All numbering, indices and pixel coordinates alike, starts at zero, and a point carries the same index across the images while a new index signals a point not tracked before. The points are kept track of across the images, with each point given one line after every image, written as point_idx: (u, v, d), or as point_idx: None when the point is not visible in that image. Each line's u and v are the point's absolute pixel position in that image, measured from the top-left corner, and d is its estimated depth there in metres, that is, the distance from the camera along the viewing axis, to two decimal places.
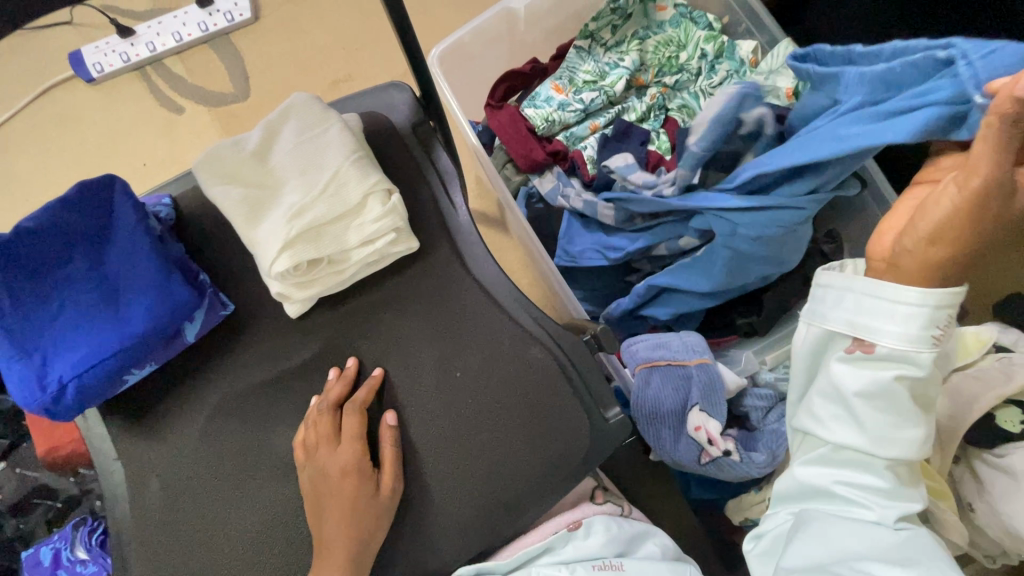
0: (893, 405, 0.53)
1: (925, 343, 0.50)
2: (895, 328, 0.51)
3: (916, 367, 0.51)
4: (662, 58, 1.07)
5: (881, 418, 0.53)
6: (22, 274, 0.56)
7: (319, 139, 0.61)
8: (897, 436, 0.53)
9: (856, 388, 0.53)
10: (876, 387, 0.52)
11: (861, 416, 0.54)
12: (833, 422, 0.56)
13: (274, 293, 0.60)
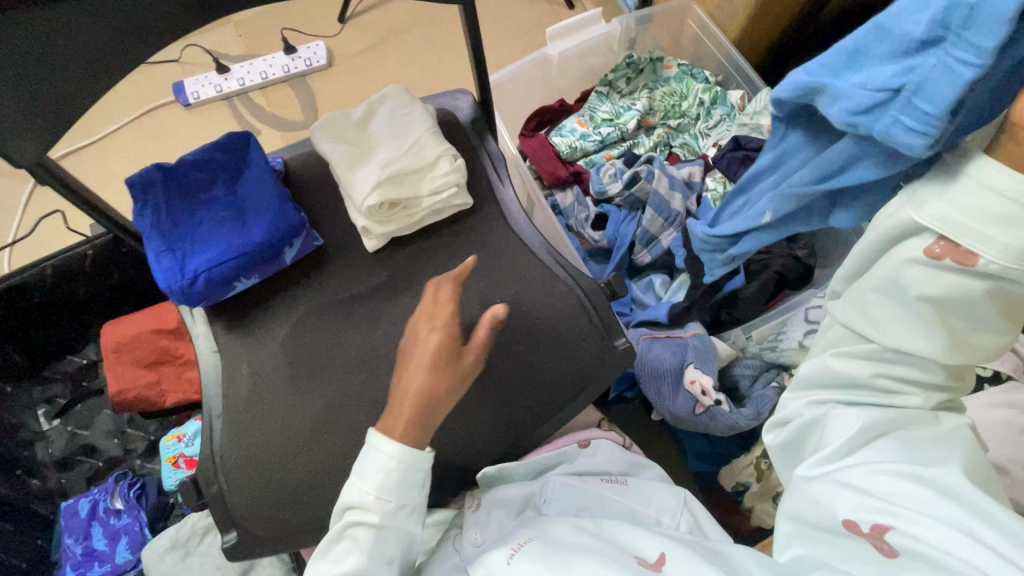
0: (959, 310, 0.44)
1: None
2: (983, 225, 0.40)
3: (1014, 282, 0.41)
4: (667, 105, 1.31)
5: (934, 316, 0.46)
6: (180, 193, 0.75)
7: (407, 116, 0.81)
8: (968, 343, 0.46)
9: (903, 284, 0.46)
10: (935, 290, 0.44)
11: (895, 328, 0.48)
12: (887, 325, 0.48)
13: (360, 226, 0.78)
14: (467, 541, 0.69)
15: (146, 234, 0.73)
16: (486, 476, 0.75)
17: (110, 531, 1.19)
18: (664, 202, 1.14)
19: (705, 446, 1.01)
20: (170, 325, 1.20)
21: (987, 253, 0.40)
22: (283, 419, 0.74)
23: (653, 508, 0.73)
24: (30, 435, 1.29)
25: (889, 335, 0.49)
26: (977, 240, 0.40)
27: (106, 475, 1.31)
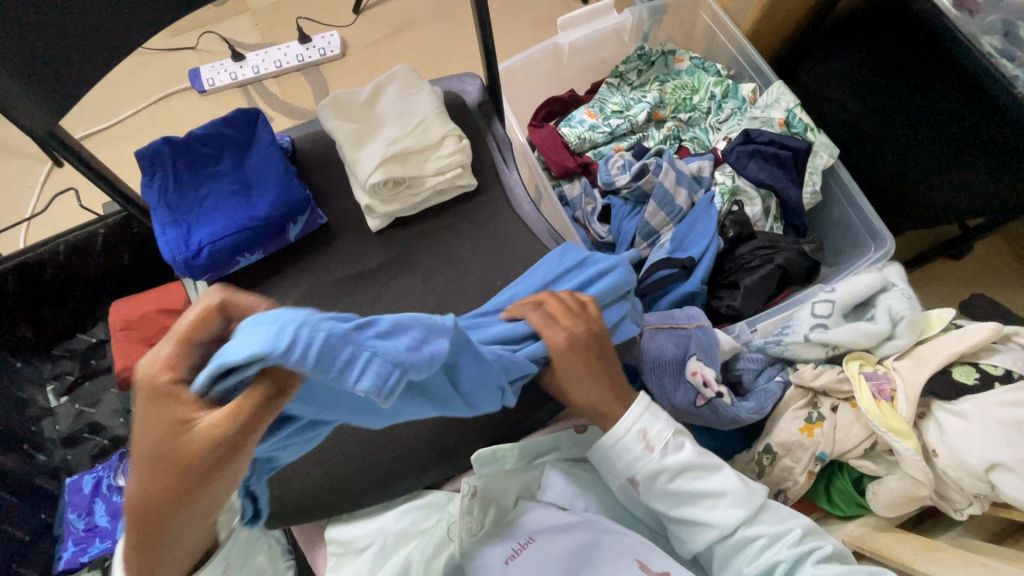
0: (700, 475, 0.66)
1: (653, 446, 0.65)
2: (636, 457, 0.65)
3: (671, 457, 0.65)
4: (678, 98, 1.30)
5: (704, 489, 0.66)
6: (187, 166, 0.75)
7: (414, 96, 0.81)
8: (722, 504, 0.66)
9: (670, 496, 0.66)
10: (681, 484, 0.65)
11: (697, 513, 0.66)
12: (699, 527, 0.66)
13: (363, 204, 0.78)
14: (461, 529, 0.67)
15: (152, 205, 0.74)
16: (482, 458, 0.70)
17: (111, 508, 1.19)
18: (668, 195, 1.13)
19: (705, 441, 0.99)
20: (176, 305, 1.21)
21: (659, 453, 0.65)
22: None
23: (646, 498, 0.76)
24: (38, 410, 1.30)
25: (700, 527, 0.66)
26: (644, 454, 0.65)
27: (110, 453, 1.31)
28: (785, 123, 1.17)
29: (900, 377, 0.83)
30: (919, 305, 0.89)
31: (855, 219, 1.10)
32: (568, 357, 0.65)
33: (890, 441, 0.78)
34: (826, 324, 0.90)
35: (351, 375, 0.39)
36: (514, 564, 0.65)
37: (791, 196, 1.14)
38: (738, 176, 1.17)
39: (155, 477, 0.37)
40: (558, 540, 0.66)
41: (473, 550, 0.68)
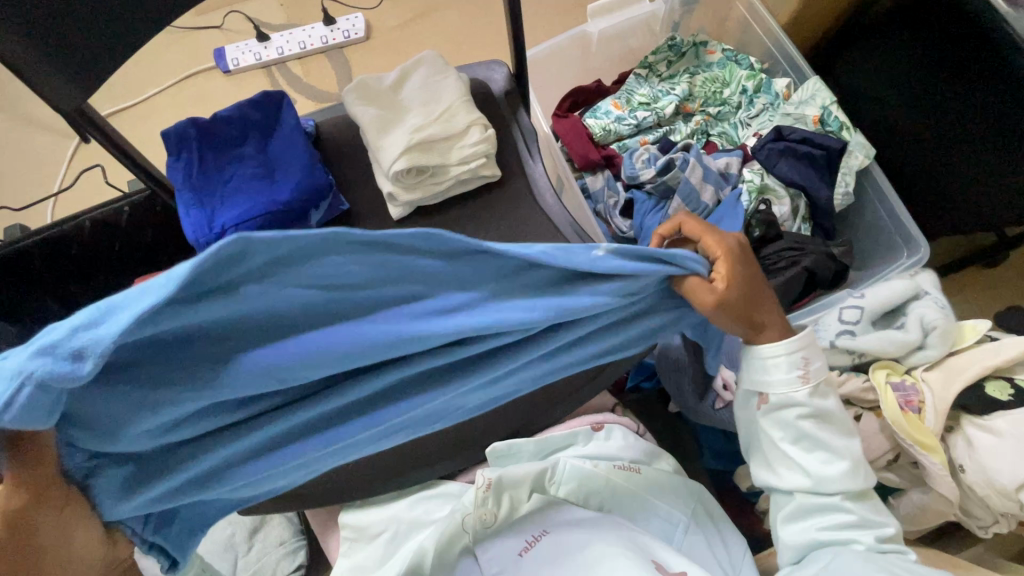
0: (831, 429, 0.67)
1: (799, 382, 0.65)
2: (784, 379, 0.65)
3: (803, 404, 0.65)
4: (708, 92, 1.27)
5: (829, 444, 0.67)
6: (212, 148, 0.75)
7: (440, 83, 0.80)
8: (837, 467, 0.67)
9: (790, 431, 0.67)
10: (812, 426, 0.66)
11: (805, 459, 0.68)
12: (786, 474, 0.69)
13: (386, 192, 0.78)
14: (474, 519, 0.69)
15: (177, 187, 0.74)
16: (495, 452, 0.73)
17: None
18: (694, 192, 1.12)
19: (721, 445, 0.98)
20: None
21: (808, 389, 0.65)
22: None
23: (664, 501, 0.72)
24: None
25: (798, 470, 0.68)
26: (793, 381, 0.65)
27: None
28: (819, 120, 1.14)
29: (929, 390, 0.80)
30: (952, 315, 0.85)
31: (890, 224, 1.07)
32: (724, 265, 0.59)
33: (916, 454, 0.76)
34: (853, 331, 0.88)
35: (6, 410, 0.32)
36: None
37: (821, 198, 1.10)
38: (767, 174, 1.14)
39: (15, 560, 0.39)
40: None
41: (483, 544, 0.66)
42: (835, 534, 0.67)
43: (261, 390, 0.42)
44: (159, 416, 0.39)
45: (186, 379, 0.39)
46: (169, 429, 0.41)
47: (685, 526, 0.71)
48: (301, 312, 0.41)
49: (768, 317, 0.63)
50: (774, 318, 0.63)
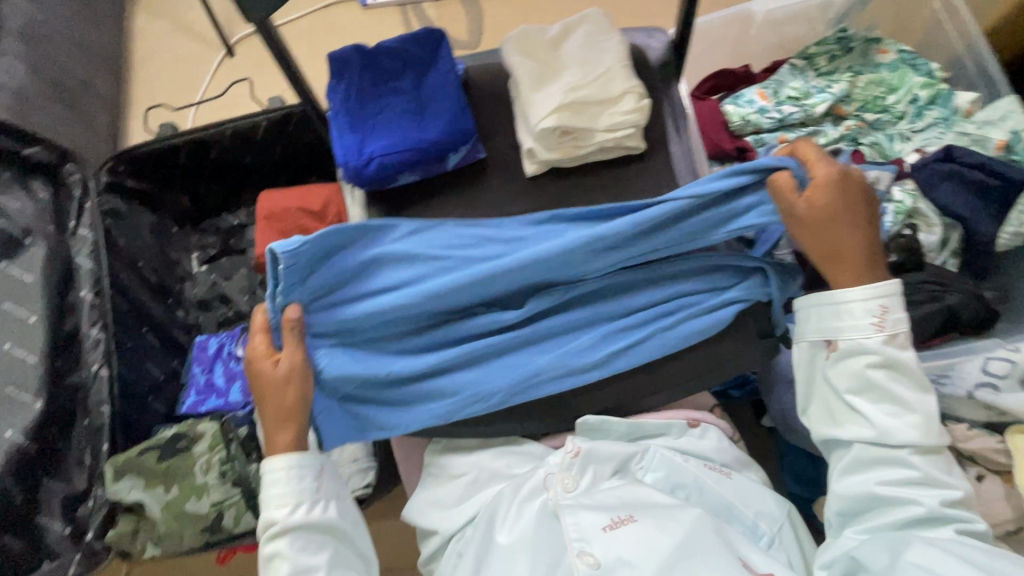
0: (903, 382, 0.66)
1: (871, 329, 0.66)
2: (853, 323, 0.67)
3: (872, 352, 0.66)
4: (869, 95, 1.15)
5: (899, 397, 0.65)
6: (371, 77, 0.77)
7: (603, 43, 0.78)
8: (905, 421, 0.65)
9: (857, 379, 0.66)
10: (881, 378, 0.65)
11: (869, 409, 0.66)
12: (847, 423, 0.67)
13: (526, 147, 0.77)
14: (558, 482, 0.69)
15: (334, 110, 0.77)
16: (586, 424, 0.74)
17: (228, 371, 1.30)
18: None
19: (809, 472, 0.93)
20: (314, 207, 1.29)
21: (881, 338, 0.66)
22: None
23: (751, 510, 0.70)
24: (183, 272, 1.46)
25: (861, 418, 0.66)
26: (864, 327, 0.66)
27: (232, 325, 1.45)
28: (1004, 146, 1.02)
29: None
30: None
31: None
32: (816, 197, 0.68)
33: None
34: (997, 386, 0.79)
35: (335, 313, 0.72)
36: (611, 534, 0.63)
37: (981, 233, 0.99)
38: (921, 197, 1.03)
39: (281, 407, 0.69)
40: (659, 523, 0.63)
41: (568, 508, 0.66)
42: (896, 491, 0.63)
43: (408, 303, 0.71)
44: (368, 304, 0.71)
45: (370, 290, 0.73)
46: (346, 325, 0.71)
47: (769, 538, 0.69)
48: (444, 249, 0.73)
49: (846, 266, 0.68)
50: (860, 260, 0.67)
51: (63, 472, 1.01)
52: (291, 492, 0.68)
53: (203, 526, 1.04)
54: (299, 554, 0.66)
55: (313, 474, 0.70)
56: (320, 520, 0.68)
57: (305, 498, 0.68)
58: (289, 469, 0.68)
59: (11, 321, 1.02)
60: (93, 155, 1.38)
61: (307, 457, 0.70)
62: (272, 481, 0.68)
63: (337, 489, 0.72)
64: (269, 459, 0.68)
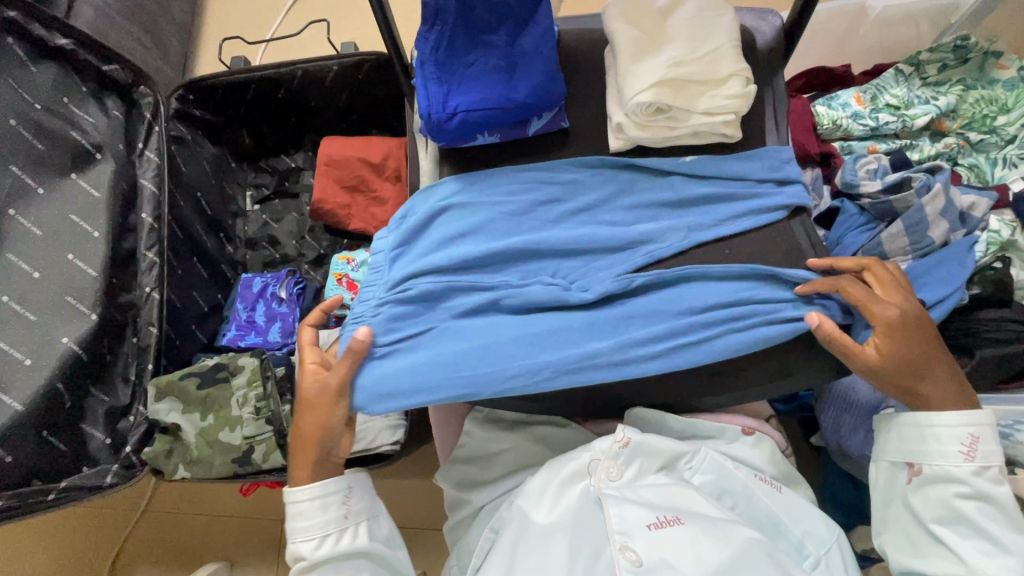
0: (996, 518, 0.63)
1: (961, 458, 0.65)
2: (942, 451, 0.65)
3: (960, 481, 0.64)
4: (977, 113, 1.06)
5: (991, 533, 0.63)
6: (465, 27, 0.74)
7: (714, 20, 0.74)
8: (999, 562, 0.62)
9: (943, 508, 0.65)
10: (972, 510, 0.63)
11: (957, 544, 0.64)
12: (931, 554, 0.65)
13: (615, 121, 0.74)
14: (603, 470, 0.67)
15: (422, 58, 0.75)
16: (637, 416, 0.73)
17: (269, 312, 1.31)
18: (924, 224, 0.93)
19: (853, 498, 0.89)
20: (374, 159, 1.27)
21: (972, 468, 0.64)
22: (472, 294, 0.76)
23: (798, 528, 0.67)
24: (236, 208, 1.46)
25: (948, 553, 0.64)
26: (952, 455, 0.65)
27: (277, 267, 1.46)
28: None
29: None
30: None
31: None
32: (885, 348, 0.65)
33: None
34: None
35: (404, 261, 0.74)
36: (655, 533, 0.63)
37: None
38: (1019, 230, 0.96)
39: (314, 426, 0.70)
40: (707, 530, 0.62)
41: (612, 497, 0.66)
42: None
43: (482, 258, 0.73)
44: (444, 256, 0.73)
45: (443, 245, 0.74)
46: (415, 270, 0.72)
47: (815, 560, 0.65)
48: (519, 213, 0.75)
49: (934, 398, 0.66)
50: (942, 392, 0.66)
51: (109, 385, 1.04)
52: (317, 523, 0.70)
53: (233, 457, 1.06)
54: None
55: (337, 502, 0.71)
56: (348, 547, 0.70)
57: (332, 529, 0.70)
58: (314, 500, 0.70)
59: (73, 232, 1.02)
60: (162, 80, 1.39)
61: (332, 484, 0.71)
62: (297, 513, 0.70)
63: (366, 509, 0.73)
64: (293, 490, 0.70)
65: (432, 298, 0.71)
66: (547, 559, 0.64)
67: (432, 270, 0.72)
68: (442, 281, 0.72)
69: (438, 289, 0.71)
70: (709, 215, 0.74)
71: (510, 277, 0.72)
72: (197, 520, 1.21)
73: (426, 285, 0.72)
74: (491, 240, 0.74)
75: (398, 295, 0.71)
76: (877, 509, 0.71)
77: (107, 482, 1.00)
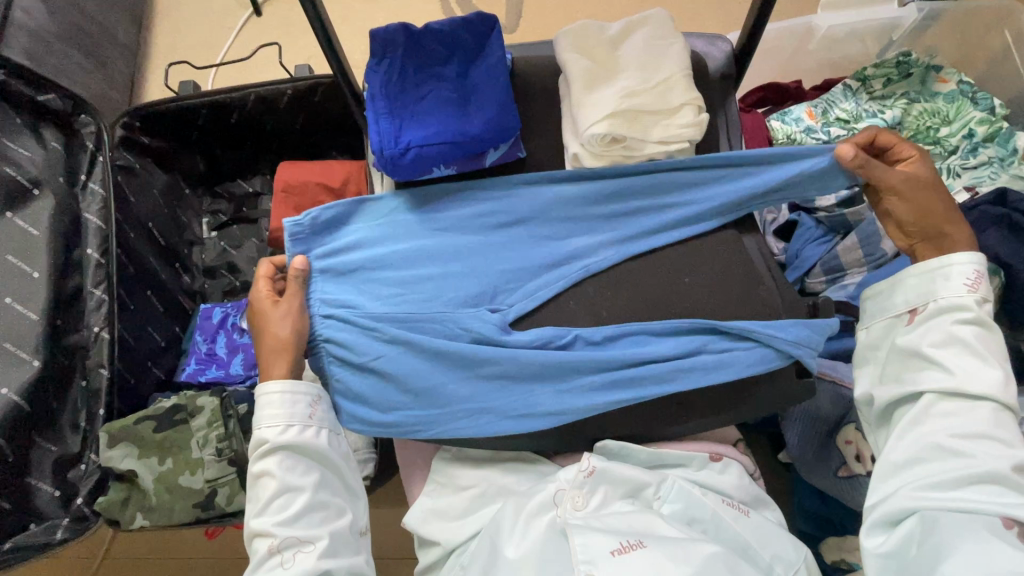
0: (988, 341, 0.68)
1: (966, 289, 0.69)
2: (951, 284, 0.70)
3: (964, 308, 0.68)
4: (923, 124, 1.10)
5: (983, 354, 0.67)
6: (415, 61, 0.74)
7: (664, 49, 0.75)
8: (985, 374, 0.66)
9: (944, 332, 0.69)
10: (970, 333, 0.68)
11: (947, 361, 0.68)
12: (922, 375, 0.69)
13: (572, 152, 0.74)
14: (568, 500, 0.68)
15: (373, 92, 0.73)
16: (606, 448, 0.72)
17: (230, 343, 1.26)
18: (876, 235, 0.94)
19: (822, 510, 0.91)
20: (333, 185, 1.24)
21: (976, 297, 0.69)
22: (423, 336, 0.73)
23: (767, 551, 0.67)
24: (192, 236, 1.40)
25: (934, 368, 0.69)
26: (957, 288, 0.69)
27: (238, 295, 1.41)
28: None
29: None
30: None
31: None
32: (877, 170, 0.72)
33: None
34: None
35: (342, 287, 0.73)
36: (618, 559, 0.61)
37: None
38: None
39: (276, 343, 0.71)
40: (671, 554, 0.60)
41: (577, 526, 0.64)
42: (965, 444, 0.64)
43: (421, 290, 0.73)
44: (381, 285, 0.73)
45: (382, 272, 0.74)
46: (354, 299, 0.72)
47: None
48: (457, 233, 0.76)
49: (956, 226, 0.72)
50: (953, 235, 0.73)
51: (56, 432, 0.97)
52: (282, 414, 0.69)
53: (195, 501, 1.00)
54: (285, 473, 0.68)
55: (307, 400, 0.71)
56: (311, 443, 0.69)
57: (298, 421, 0.70)
58: (282, 392, 0.70)
59: (11, 274, 0.97)
60: (108, 105, 1.33)
61: (301, 385, 0.71)
62: (264, 402, 0.70)
63: (330, 420, 0.73)
64: (263, 384, 0.70)
65: (368, 336, 0.70)
66: None
67: (372, 300, 0.72)
68: (381, 312, 0.71)
69: (373, 322, 0.71)
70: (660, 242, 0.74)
71: (449, 306, 0.72)
72: (161, 566, 1.16)
73: (364, 315, 0.71)
74: (431, 262, 0.74)
75: (336, 326, 0.71)
76: (867, 350, 0.76)
77: (57, 539, 0.94)
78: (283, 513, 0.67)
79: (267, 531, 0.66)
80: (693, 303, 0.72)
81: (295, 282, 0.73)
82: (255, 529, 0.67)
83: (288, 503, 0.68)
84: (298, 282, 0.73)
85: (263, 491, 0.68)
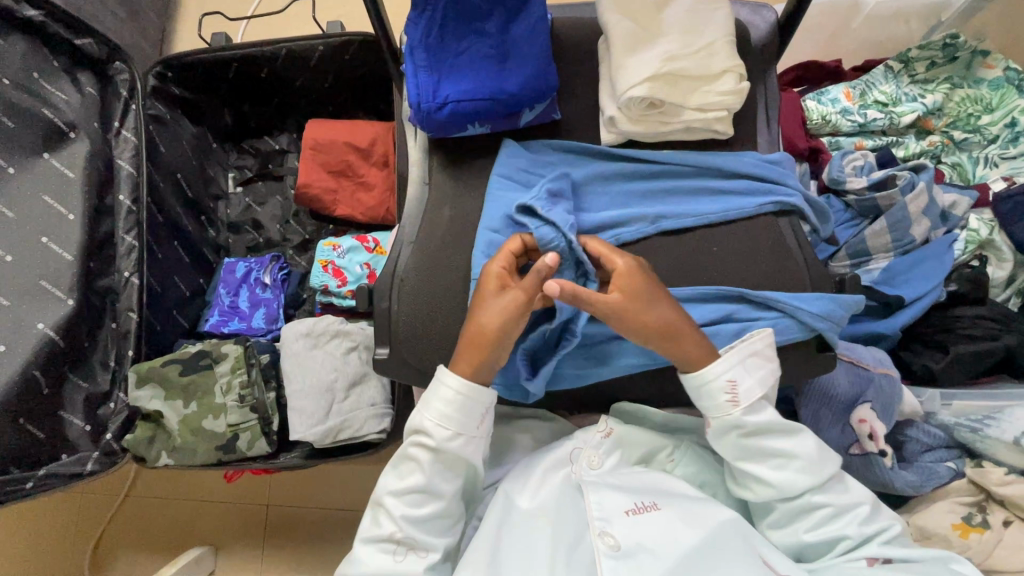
0: (775, 435, 0.66)
1: (736, 405, 0.64)
2: (719, 403, 0.65)
3: (743, 422, 0.65)
4: (963, 111, 1.08)
5: (778, 449, 0.65)
6: (456, 14, 0.73)
7: (708, 14, 0.74)
8: (792, 466, 0.65)
9: (737, 449, 0.66)
10: (759, 441, 0.65)
11: (758, 474, 0.66)
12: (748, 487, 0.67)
13: (608, 114, 0.74)
14: (584, 458, 0.70)
15: (412, 45, 0.73)
16: (621, 410, 0.74)
17: (253, 297, 1.29)
18: (907, 222, 0.93)
19: None
20: (361, 145, 1.25)
21: (742, 408, 0.64)
22: (449, 288, 0.75)
23: None
24: (217, 190, 1.42)
25: (758, 481, 0.66)
26: (725, 405, 0.65)
27: (261, 251, 1.43)
28: None
29: None
30: None
31: None
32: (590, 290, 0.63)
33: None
34: None
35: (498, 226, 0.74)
36: (632, 518, 0.64)
37: None
38: (998, 230, 0.98)
39: (480, 336, 0.65)
40: (684, 516, 0.63)
41: (592, 484, 0.67)
42: (823, 531, 0.65)
43: None
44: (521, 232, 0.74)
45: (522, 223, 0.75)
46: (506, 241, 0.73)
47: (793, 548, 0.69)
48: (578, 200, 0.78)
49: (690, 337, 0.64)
50: (696, 342, 0.65)
51: (86, 371, 1.01)
52: (456, 417, 0.65)
53: (217, 445, 1.04)
54: (433, 476, 0.66)
55: (481, 408, 0.66)
56: (467, 457, 0.66)
57: (465, 432, 0.65)
58: (457, 393, 0.65)
59: (47, 214, 0.99)
60: (140, 54, 1.33)
61: (480, 391, 0.66)
62: (443, 396, 0.65)
63: (489, 430, 0.69)
64: (446, 372, 0.65)
65: None
66: (529, 543, 0.64)
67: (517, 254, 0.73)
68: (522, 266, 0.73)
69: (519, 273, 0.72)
70: (690, 208, 0.74)
71: None
72: (178, 507, 1.21)
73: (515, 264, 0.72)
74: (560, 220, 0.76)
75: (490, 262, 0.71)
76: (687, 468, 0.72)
77: (86, 469, 0.98)
78: (413, 508, 0.65)
79: (393, 517, 0.65)
80: (720, 272, 0.72)
81: (535, 279, 0.64)
82: (386, 507, 0.66)
83: (420, 501, 0.66)
84: (531, 286, 0.65)
85: (409, 476, 0.66)
